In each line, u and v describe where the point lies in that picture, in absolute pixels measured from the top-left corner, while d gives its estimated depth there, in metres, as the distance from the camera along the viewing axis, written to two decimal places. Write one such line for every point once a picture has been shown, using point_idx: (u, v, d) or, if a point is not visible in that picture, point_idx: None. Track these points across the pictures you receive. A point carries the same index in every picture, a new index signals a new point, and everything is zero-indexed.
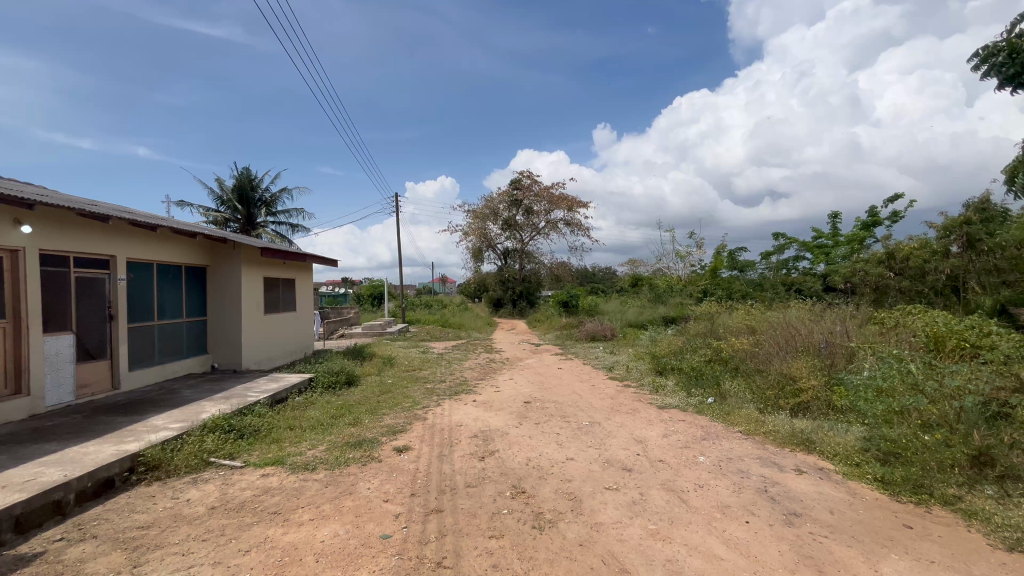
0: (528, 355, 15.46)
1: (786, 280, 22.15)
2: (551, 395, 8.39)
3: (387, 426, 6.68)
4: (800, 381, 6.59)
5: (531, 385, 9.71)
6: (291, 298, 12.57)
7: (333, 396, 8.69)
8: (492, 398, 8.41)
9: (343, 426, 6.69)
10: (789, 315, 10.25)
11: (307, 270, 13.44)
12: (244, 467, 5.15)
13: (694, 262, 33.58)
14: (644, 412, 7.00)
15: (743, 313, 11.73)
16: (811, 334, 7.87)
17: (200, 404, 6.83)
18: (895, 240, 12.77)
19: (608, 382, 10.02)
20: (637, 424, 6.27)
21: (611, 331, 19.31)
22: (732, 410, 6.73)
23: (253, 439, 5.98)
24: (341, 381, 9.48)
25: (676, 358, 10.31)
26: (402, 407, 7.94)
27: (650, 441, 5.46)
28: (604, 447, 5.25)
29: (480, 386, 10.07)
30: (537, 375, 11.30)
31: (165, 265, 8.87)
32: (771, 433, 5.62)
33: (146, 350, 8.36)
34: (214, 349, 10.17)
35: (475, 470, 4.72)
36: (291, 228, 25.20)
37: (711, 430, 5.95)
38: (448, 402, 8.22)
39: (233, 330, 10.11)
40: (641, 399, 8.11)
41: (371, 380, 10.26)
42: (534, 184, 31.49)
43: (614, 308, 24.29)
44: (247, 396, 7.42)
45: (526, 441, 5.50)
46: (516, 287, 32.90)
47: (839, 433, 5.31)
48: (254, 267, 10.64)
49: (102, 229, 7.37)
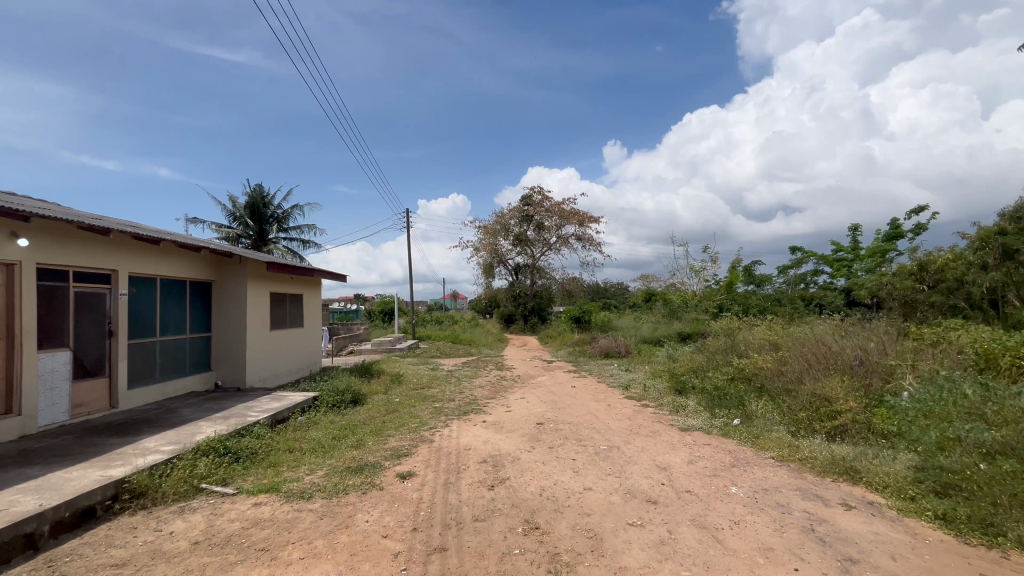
0: (540, 373, 15.03)
1: (805, 295, 21.53)
2: (565, 416, 7.96)
3: (391, 449, 6.30)
4: (836, 402, 6.11)
5: (543, 404, 9.27)
6: (298, 313, 12.36)
7: (338, 415, 8.34)
8: (503, 418, 8.00)
9: (345, 449, 6.33)
10: (816, 330, 9.71)
11: (315, 285, 13.25)
12: (237, 495, 4.80)
13: (708, 276, 33.01)
14: (665, 435, 6.54)
15: (765, 328, 11.19)
16: (843, 351, 7.39)
17: (197, 424, 6.52)
18: (925, 252, 12.22)
19: (624, 402, 9.54)
20: (658, 448, 5.82)
21: (625, 348, 18.80)
22: (761, 433, 6.24)
23: (249, 464, 5.63)
24: (346, 400, 9.14)
25: (696, 376, 9.80)
26: (408, 428, 7.57)
27: (674, 468, 5.01)
28: (625, 475, 4.81)
29: (490, 405, 9.66)
30: (550, 394, 10.86)
31: (169, 280, 8.69)
32: (808, 460, 5.14)
33: (146, 368, 8.12)
34: (218, 366, 9.93)
35: (483, 501, 4.31)
36: (302, 243, 25.21)
37: (741, 456, 5.48)
38: (456, 422, 7.83)
39: (238, 347, 9.88)
40: (661, 420, 7.64)
41: (377, 399, 9.91)
42: (545, 200, 31.32)
43: (628, 324, 23.76)
44: (247, 416, 7.11)
45: (539, 468, 5.08)
46: (527, 303, 32.54)
47: (887, 462, 4.84)
48: (260, 282, 10.45)
49: (104, 243, 7.21)
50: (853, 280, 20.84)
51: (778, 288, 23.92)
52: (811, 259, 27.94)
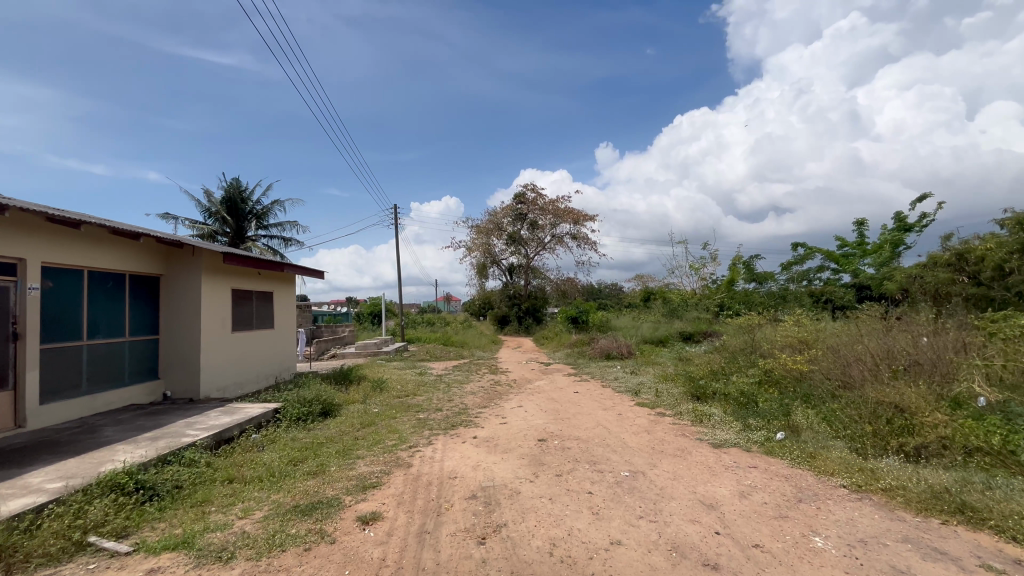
0: (538, 376, 13.77)
1: (813, 290, 20.45)
2: (572, 429, 6.70)
3: (357, 478, 5.01)
4: (912, 412, 4.93)
5: (544, 414, 8.02)
6: (269, 312, 11.06)
7: (302, 432, 7.04)
8: (498, 432, 6.74)
9: (299, 478, 5.03)
10: (851, 326, 8.51)
11: (288, 282, 11.90)
12: (131, 555, 3.49)
13: (707, 275, 31.98)
14: (697, 455, 5.32)
15: (790, 321, 10.00)
16: (898, 347, 6.20)
17: (112, 449, 5.18)
18: (961, 239, 10.90)
19: (637, 410, 8.29)
20: (696, 475, 4.57)
21: (628, 349, 17.58)
22: (817, 451, 5.10)
23: (165, 505, 4.31)
24: (314, 412, 7.84)
25: (716, 380, 8.57)
26: (383, 447, 6.29)
27: (726, 507, 3.77)
28: (663, 518, 3.57)
29: (482, 415, 8.40)
30: (550, 401, 9.63)
31: (101, 273, 7.38)
32: (898, 490, 3.97)
33: (68, 379, 6.79)
34: (167, 375, 8.59)
35: (471, 565, 3.06)
36: (283, 242, 23.76)
37: (804, 486, 4.27)
38: (441, 439, 6.56)
39: (190, 352, 8.56)
40: (685, 435, 6.41)
41: (353, 409, 8.62)
42: (540, 198, 30.16)
43: (627, 324, 22.56)
44: (182, 436, 5.77)
45: (546, 509, 3.81)
46: (522, 304, 31.28)
47: (1008, 495, 3.66)
48: (218, 275, 9.10)
49: (5, 225, 5.90)
50: (863, 276, 19.79)
51: (784, 285, 22.83)
52: (815, 253, 26.91)
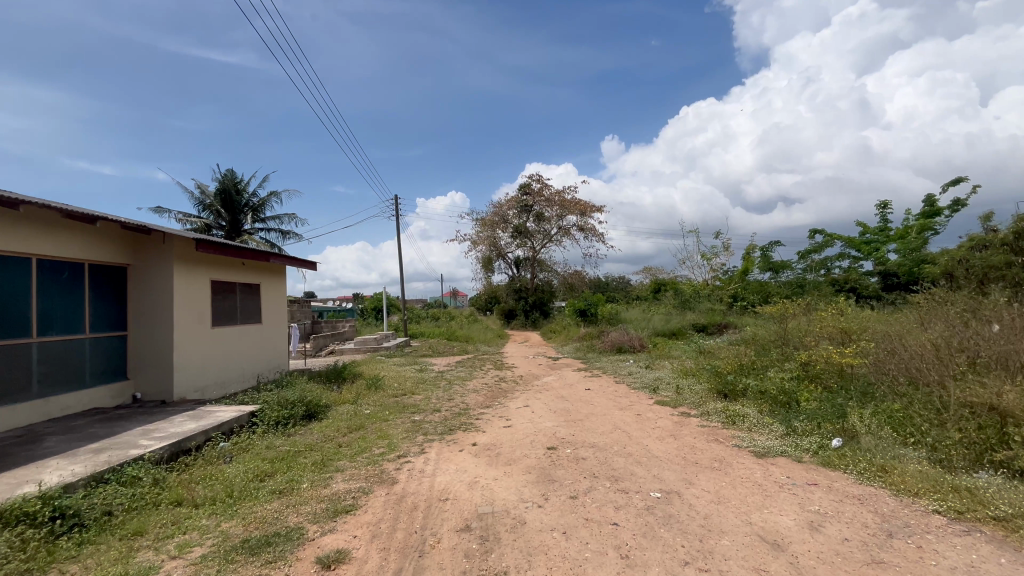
0: (546, 372, 12.92)
1: (835, 279, 19.34)
2: (586, 434, 5.81)
3: (330, 498, 4.16)
4: (1014, 416, 3.97)
5: (554, 415, 7.13)
6: (256, 306, 10.26)
7: (279, 438, 6.22)
8: (501, 438, 5.85)
9: (261, 500, 4.18)
10: (900, 313, 7.52)
11: (276, 273, 11.08)
12: None
13: (720, 266, 30.91)
14: (739, 468, 4.42)
15: (825, 309, 9.00)
16: (977, 334, 5.21)
17: (41, 465, 4.37)
18: (1017, 219, 9.80)
19: (657, 410, 7.40)
20: (747, 497, 3.65)
21: (640, 343, 16.67)
22: (889, 463, 4.17)
23: (87, 539, 3.49)
24: (296, 416, 7.02)
25: (746, 376, 7.61)
26: (368, 457, 5.44)
27: (797, 546, 2.87)
28: (718, 566, 2.67)
29: (485, 416, 7.54)
30: (560, 399, 8.74)
31: (53, 263, 6.59)
32: (1020, 521, 3.05)
33: (15, 382, 6.02)
34: (138, 375, 7.82)
35: None
36: (281, 235, 23.00)
37: (889, 514, 3.35)
38: (436, 447, 5.71)
39: (163, 349, 7.78)
40: (718, 441, 5.49)
41: (342, 411, 7.80)
42: (546, 188, 29.12)
43: (637, 315, 21.58)
44: (131, 447, 4.95)
45: (559, 549, 2.93)
46: (529, 297, 30.44)
47: None
48: (193, 265, 8.28)
49: None
50: (888, 263, 18.65)
51: (802, 274, 21.70)
52: (834, 240, 25.69)
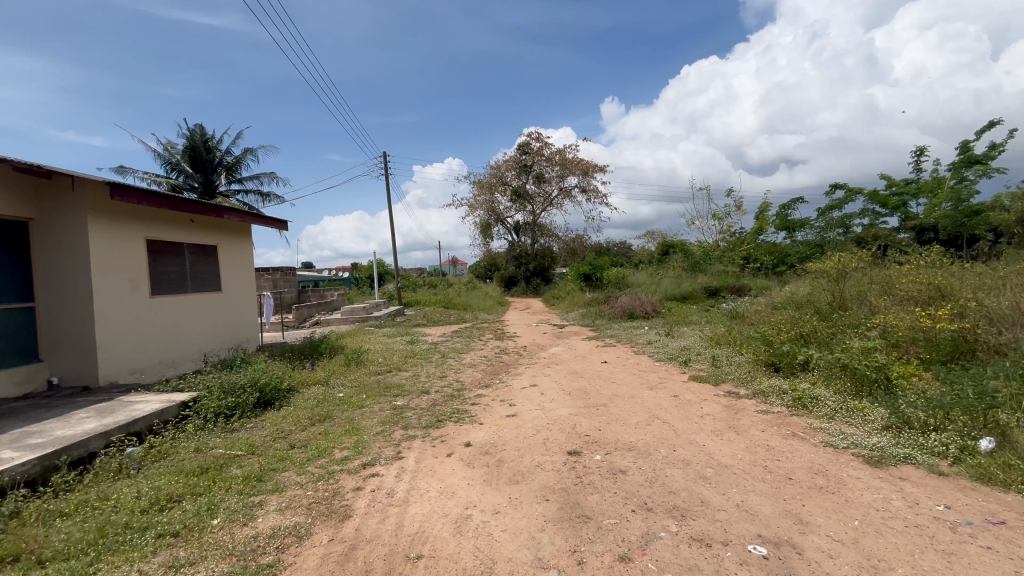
0: (553, 342, 11.48)
1: (862, 235, 17.68)
2: (617, 429, 4.34)
3: (240, 549, 2.69)
4: None
5: (569, 398, 5.68)
6: (213, 271, 8.69)
7: (214, 438, 4.76)
8: (504, 436, 4.38)
9: (138, 553, 2.73)
10: (1003, 268, 5.94)
11: (237, 234, 9.41)
12: None
13: (730, 226, 29.17)
14: (861, 489, 2.95)
15: (893, 263, 7.39)
16: None
17: None
18: None
19: (698, 390, 5.94)
20: (916, 559, 2.18)
21: (653, 309, 15.20)
22: None
23: None
24: (243, 405, 5.56)
25: (807, 346, 6.12)
26: (322, 467, 3.96)
27: None
28: None
29: (483, 400, 6.06)
30: (573, 376, 7.29)
31: None
32: None
33: None
34: (52, 356, 6.34)
35: None
36: (261, 198, 21.23)
37: None
38: (418, 449, 4.25)
39: (81, 324, 6.26)
40: (799, 438, 4.02)
41: (307, 395, 6.35)
42: (546, 146, 27.01)
43: (646, 279, 20.05)
44: None
45: None
46: (529, 263, 28.85)
47: None
48: (116, 220, 6.64)
49: None
50: (923, 217, 16.96)
51: (821, 234, 20.03)
52: (857, 196, 23.88)
